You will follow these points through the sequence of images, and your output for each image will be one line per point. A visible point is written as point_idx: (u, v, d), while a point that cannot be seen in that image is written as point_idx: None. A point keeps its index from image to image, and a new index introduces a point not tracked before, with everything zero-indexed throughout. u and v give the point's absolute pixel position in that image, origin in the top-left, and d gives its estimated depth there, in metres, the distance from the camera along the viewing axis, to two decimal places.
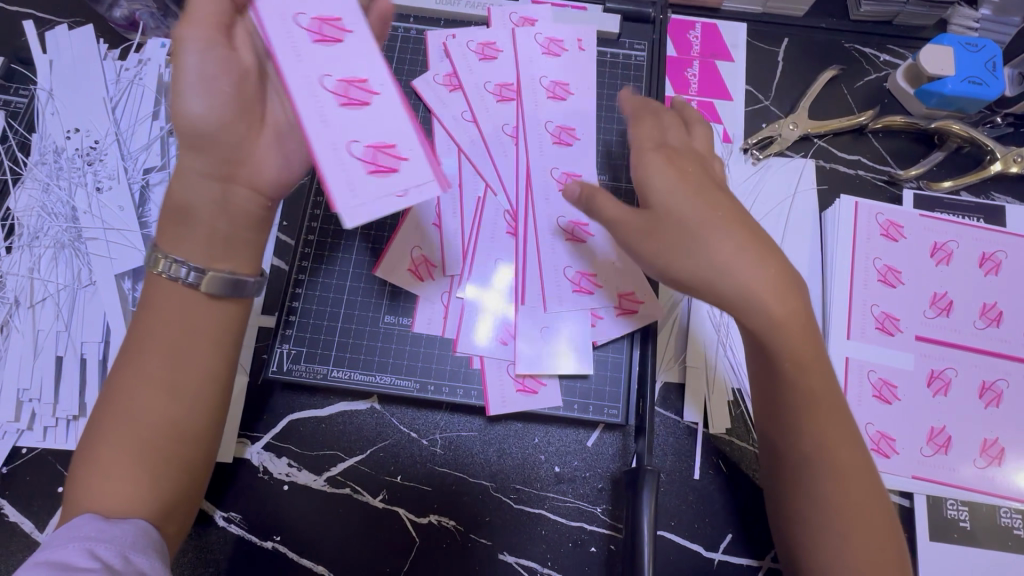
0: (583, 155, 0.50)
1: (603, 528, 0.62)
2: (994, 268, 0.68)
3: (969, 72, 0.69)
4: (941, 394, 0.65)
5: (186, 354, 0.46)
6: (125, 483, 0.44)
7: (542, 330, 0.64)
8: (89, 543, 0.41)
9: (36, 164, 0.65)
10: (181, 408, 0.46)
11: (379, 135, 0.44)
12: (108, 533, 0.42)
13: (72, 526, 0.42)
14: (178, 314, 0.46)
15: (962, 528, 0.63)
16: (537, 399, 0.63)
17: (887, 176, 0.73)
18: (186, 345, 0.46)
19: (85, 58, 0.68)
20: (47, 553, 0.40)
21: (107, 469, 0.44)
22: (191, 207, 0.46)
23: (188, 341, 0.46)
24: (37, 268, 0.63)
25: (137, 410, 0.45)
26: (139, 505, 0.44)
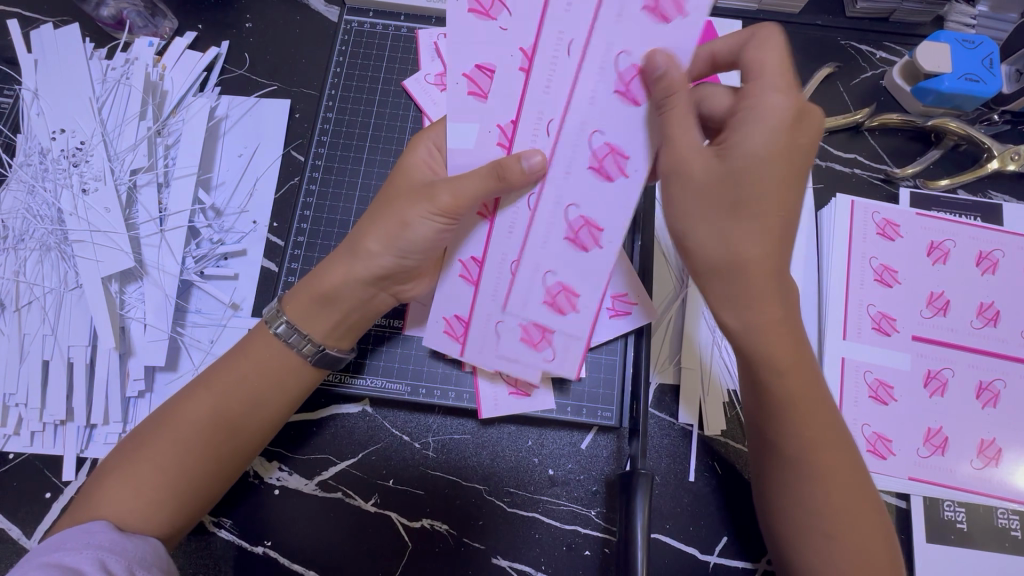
0: (632, 66, 0.46)
1: (597, 532, 0.61)
2: (991, 267, 0.68)
3: (966, 69, 0.69)
4: (938, 394, 0.65)
5: (252, 401, 0.53)
6: (140, 498, 0.48)
7: (545, 274, 0.54)
8: (101, 553, 0.44)
9: (22, 165, 0.64)
10: (226, 443, 0.52)
11: (597, 206, 0.50)
12: (119, 544, 0.45)
13: (87, 530, 0.45)
14: (256, 369, 0.54)
15: (959, 529, 0.62)
16: (530, 402, 0.63)
17: (884, 174, 0.73)
18: (253, 398, 0.53)
19: (70, 57, 0.67)
20: (58, 556, 0.43)
21: (132, 483, 0.48)
22: (338, 295, 0.55)
23: (255, 396, 0.53)
24: (22, 271, 0.62)
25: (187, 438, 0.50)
26: (146, 523, 0.48)
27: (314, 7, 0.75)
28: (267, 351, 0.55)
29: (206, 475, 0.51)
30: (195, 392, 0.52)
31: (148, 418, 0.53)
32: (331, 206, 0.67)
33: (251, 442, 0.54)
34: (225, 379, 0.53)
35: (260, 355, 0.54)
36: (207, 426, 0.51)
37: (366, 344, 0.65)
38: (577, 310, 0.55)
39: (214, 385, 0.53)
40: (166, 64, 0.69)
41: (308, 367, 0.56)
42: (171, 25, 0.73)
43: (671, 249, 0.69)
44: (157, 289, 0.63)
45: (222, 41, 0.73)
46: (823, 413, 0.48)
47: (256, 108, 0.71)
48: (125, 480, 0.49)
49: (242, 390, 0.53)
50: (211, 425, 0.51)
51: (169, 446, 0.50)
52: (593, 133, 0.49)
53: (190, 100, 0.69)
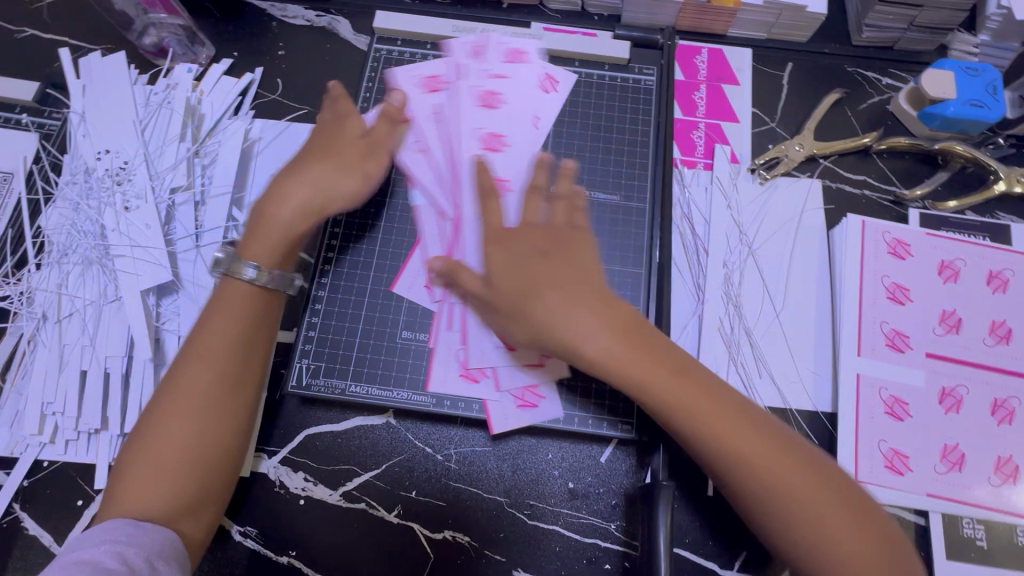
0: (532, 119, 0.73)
1: (618, 545, 0.62)
2: (1002, 286, 0.69)
3: (969, 95, 0.72)
4: (953, 411, 0.65)
5: (245, 352, 0.55)
6: (161, 483, 0.50)
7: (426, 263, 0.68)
8: (119, 547, 0.45)
9: (68, 184, 0.67)
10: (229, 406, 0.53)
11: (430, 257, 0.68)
12: (137, 538, 0.46)
13: (105, 529, 0.47)
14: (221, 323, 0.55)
15: (979, 546, 0.63)
16: (537, 412, 0.64)
17: (892, 196, 0.75)
18: (231, 350, 0.54)
19: (117, 83, 0.71)
20: (79, 555, 0.45)
21: (150, 472, 0.50)
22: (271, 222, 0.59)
23: (232, 347, 0.54)
24: (65, 284, 0.65)
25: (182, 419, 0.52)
26: (158, 507, 0.49)
27: (345, 36, 0.79)
28: (243, 300, 0.56)
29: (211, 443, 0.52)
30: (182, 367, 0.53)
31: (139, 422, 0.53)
32: (359, 222, 0.70)
33: (254, 397, 0.55)
34: (209, 349, 0.54)
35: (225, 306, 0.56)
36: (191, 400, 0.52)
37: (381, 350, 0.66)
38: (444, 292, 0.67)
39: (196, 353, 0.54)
40: (204, 89, 0.73)
41: (264, 298, 0.57)
42: (209, 52, 0.77)
43: (685, 262, 0.73)
44: (192, 302, 0.65)
45: (257, 68, 0.77)
46: (749, 418, 0.50)
47: (287, 129, 0.74)
48: (143, 472, 0.50)
49: (229, 347, 0.54)
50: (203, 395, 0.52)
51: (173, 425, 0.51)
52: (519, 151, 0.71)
53: (226, 122, 0.72)
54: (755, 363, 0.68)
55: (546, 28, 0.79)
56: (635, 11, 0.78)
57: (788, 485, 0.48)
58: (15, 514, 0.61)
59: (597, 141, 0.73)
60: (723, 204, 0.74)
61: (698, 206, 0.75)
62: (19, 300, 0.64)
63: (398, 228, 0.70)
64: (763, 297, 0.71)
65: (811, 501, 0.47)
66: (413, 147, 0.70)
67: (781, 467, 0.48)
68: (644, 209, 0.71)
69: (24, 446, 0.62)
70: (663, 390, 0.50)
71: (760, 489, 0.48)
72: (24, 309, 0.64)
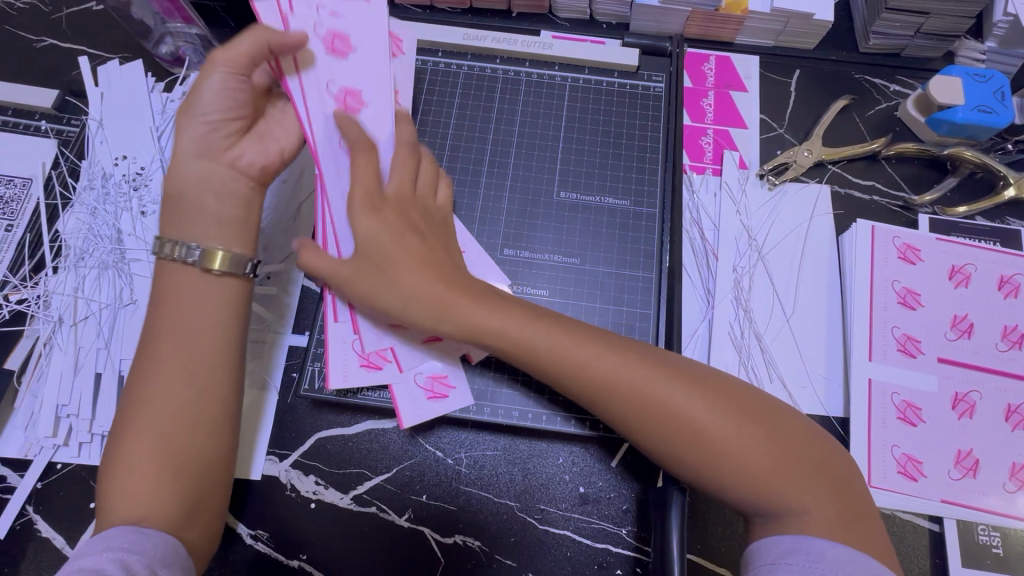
0: (341, 88, 0.59)
1: (629, 551, 0.62)
2: (1013, 291, 0.69)
3: (978, 101, 0.72)
4: (966, 416, 0.65)
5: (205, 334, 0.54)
6: (146, 480, 0.50)
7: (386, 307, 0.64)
8: (121, 554, 0.45)
9: (85, 189, 0.68)
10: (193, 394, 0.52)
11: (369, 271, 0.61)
12: (139, 545, 0.46)
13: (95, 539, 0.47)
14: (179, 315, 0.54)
15: (994, 554, 0.62)
16: (446, 402, 0.64)
17: (902, 201, 0.75)
18: (190, 337, 0.54)
19: (135, 91, 0.73)
20: (82, 562, 0.45)
21: (132, 473, 0.50)
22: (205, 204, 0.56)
23: (191, 334, 0.54)
24: (81, 288, 0.66)
25: (148, 409, 0.51)
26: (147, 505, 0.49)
27: None
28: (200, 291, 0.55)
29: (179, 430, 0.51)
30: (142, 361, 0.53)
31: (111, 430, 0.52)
32: None
33: (222, 384, 0.54)
34: (166, 340, 0.54)
35: (175, 296, 0.55)
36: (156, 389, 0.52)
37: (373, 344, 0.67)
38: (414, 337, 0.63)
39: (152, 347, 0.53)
40: None
41: (222, 281, 0.56)
42: None
43: (694, 268, 0.73)
44: None
45: None
46: (677, 382, 0.51)
47: None
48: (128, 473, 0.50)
49: (189, 334, 0.54)
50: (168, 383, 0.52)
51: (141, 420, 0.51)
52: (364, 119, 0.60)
53: None
54: (766, 368, 0.68)
55: (555, 36, 0.80)
56: (644, 19, 0.79)
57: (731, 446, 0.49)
58: (29, 517, 0.61)
59: (607, 147, 0.74)
60: (732, 209, 0.75)
61: (707, 211, 0.75)
62: (35, 303, 0.65)
63: None
64: (773, 301, 0.71)
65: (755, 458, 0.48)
66: (327, 102, 0.58)
67: (726, 427, 0.49)
68: (653, 214, 0.71)
69: (37, 448, 0.62)
70: (601, 361, 0.52)
71: (713, 456, 0.49)
72: (41, 313, 0.65)
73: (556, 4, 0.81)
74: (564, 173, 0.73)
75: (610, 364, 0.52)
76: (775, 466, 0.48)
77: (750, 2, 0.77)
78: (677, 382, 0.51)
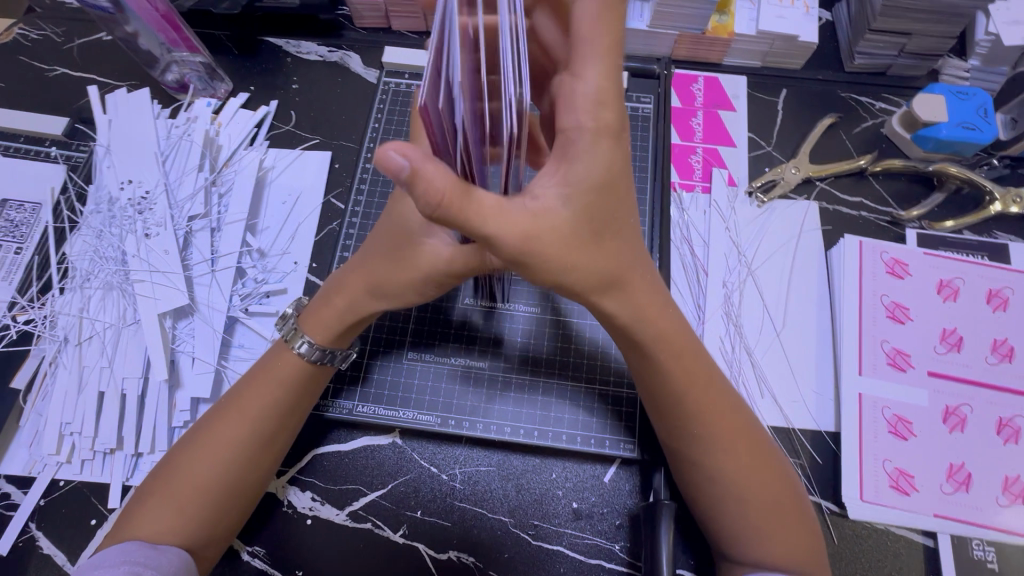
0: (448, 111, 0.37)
1: (622, 566, 0.62)
2: (1002, 304, 0.70)
3: (961, 119, 0.74)
4: (958, 430, 0.65)
5: (286, 415, 0.58)
6: (181, 516, 0.53)
7: None
8: (138, 568, 0.49)
9: (92, 213, 0.71)
10: (257, 466, 0.57)
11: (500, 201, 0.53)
12: (154, 561, 0.50)
13: (120, 552, 0.50)
14: (272, 384, 0.57)
15: (990, 569, 0.62)
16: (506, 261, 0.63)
17: (889, 216, 0.76)
18: (279, 406, 0.57)
19: (141, 117, 0.75)
20: (100, 574, 0.48)
21: (172, 505, 0.53)
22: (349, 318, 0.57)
23: (281, 403, 0.57)
24: (86, 308, 0.68)
25: (218, 463, 0.54)
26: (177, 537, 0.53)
27: (355, 70, 0.83)
28: (296, 372, 0.58)
29: (244, 487, 0.56)
30: (225, 414, 0.56)
31: (171, 455, 0.56)
32: None
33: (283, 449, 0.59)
34: (254, 402, 0.57)
35: (280, 369, 0.58)
36: (235, 448, 0.55)
37: (377, 357, 0.68)
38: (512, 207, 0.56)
39: (243, 408, 0.56)
40: (222, 122, 0.77)
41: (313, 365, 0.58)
42: (227, 87, 0.82)
43: (686, 285, 0.74)
44: (206, 325, 0.67)
45: (272, 101, 0.81)
46: (760, 448, 0.55)
47: (300, 158, 0.78)
48: (166, 503, 0.53)
49: (274, 410, 0.57)
50: (246, 445, 0.56)
51: (203, 471, 0.54)
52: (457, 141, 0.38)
53: (243, 153, 0.76)
54: (757, 383, 0.69)
55: None
56: (633, 42, 0.82)
57: (775, 518, 0.54)
58: (31, 533, 0.62)
59: None
60: (721, 226, 0.76)
61: (697, 228, 0.77)
62: (42, 323, 0.67)
63: None
64: (763, 316, 0.72)
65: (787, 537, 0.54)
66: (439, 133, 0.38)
67: (779, 502, 0.54)
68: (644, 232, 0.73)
69: (41, 466, 0.64)
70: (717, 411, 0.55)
71: (746, 519, 0.54)
72: (47, 332, 0.67)
73: None
74: None
75: (723, 413, 0.55)
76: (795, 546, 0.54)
77: (735, 25, 0.79)
78: (763, 446, 0.56)
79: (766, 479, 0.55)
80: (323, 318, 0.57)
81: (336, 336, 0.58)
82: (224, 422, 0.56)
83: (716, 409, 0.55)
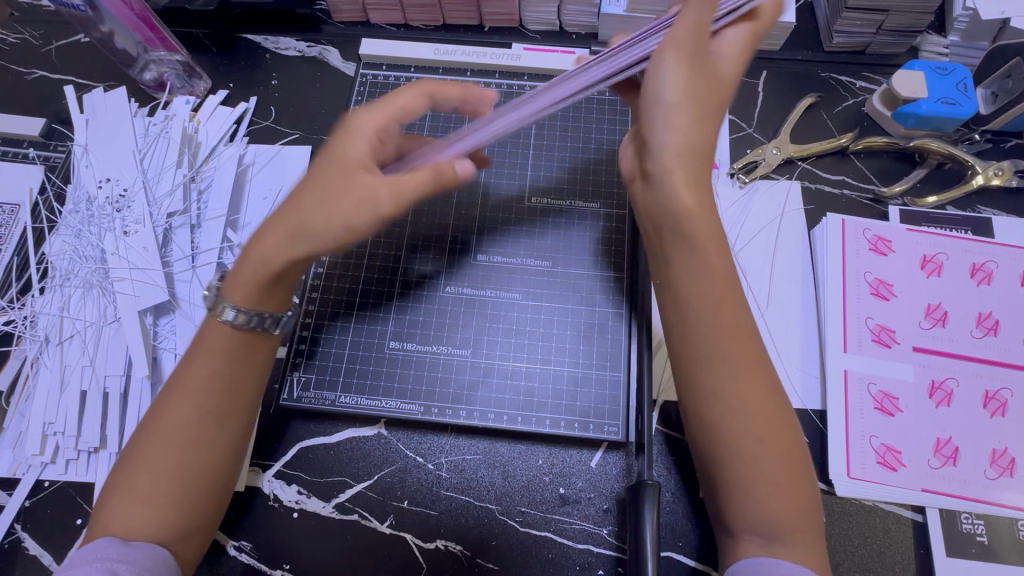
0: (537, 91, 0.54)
1: (610, 550, 0.62)
2: (986, 278, 0.69)
3: (939, 94, 0.73)
4: (944, 404, 0.65)
5: (227, 385, 0.56)
6: (142, 511, 0.51)
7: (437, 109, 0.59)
8: (112, 565, 0.47)
9: (71, 213, 0.70)
10: (213, 440, 0.55)
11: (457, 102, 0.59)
12: (129, 556, 0.49)
13: (87, 553, 0.49)
14: (209, 359, 0.56)
15: (980, 542, 0.61)
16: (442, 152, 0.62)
17: (872, 194, 0.76)
18: (223, 381, 0.56)
19: (118, 116, 0.75)
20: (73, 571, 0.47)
21: (131, 499, 0.52)
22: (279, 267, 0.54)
23: (223, 379, 0.56)
24: (67, 307, 0.67)
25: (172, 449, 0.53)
26: (141, 532, 0.51)
27: (334, 64, 0.83)
28: (226, 339, 0.56)
29: (201, 471, 0.54)
30: (169, 400, 0.55)
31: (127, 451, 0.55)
32: (348, 238, 0.72)
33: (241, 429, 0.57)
34: (196, 383, 0.55)
35: (219, 341, 0.56)
36: (185, 430, 0.54)
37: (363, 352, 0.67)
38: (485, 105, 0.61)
39: (187, 389, 0.55)
40: (201, 119, 0.77)
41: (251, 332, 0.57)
42: (206, 85, 0.82)
43: None
44: (188, 321, 0.67)
45: (251, 97, 0.81)
46: (776, 414, 0.50)
47: (280, 153, 0.77)
48: (126, 498, 0.52)
49: (217, 386, 0.56)
50: (194, 427, 0.54)
51: (158, 460, 0.53)
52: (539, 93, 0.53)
53: (222, 149, 0.76)
54: None
55: (526, 49, 0.83)
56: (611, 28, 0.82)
57: (780, 493, 0.49)
58: (17, 535, 0.62)
59: (577, 154, 0.75)
60: None
61: None
62: (22, 324, 0.67)
63: (384, 242, 0.71)
64: (747, 297, 0.72)
65: (794, 512, 0.49)
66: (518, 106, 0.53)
67: (785, 474, 0.49)
68: (625, 215, 0.72)
69: (26, 467, 0.64)
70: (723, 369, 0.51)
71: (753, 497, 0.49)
72: (27, 333, 0.66)
73: (525, 17, 0.83)
74: (536, 179, 0.74)
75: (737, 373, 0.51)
76: (799, 522, 0.49)
77: None
78: (777, 411, 0.51)
79: (775, 449, 0.50)
80: (242, 278, 0.55)
81: (261, 296, 0.55)
82: (168, 410, 0.55)
83: (734, 365, 0.51)
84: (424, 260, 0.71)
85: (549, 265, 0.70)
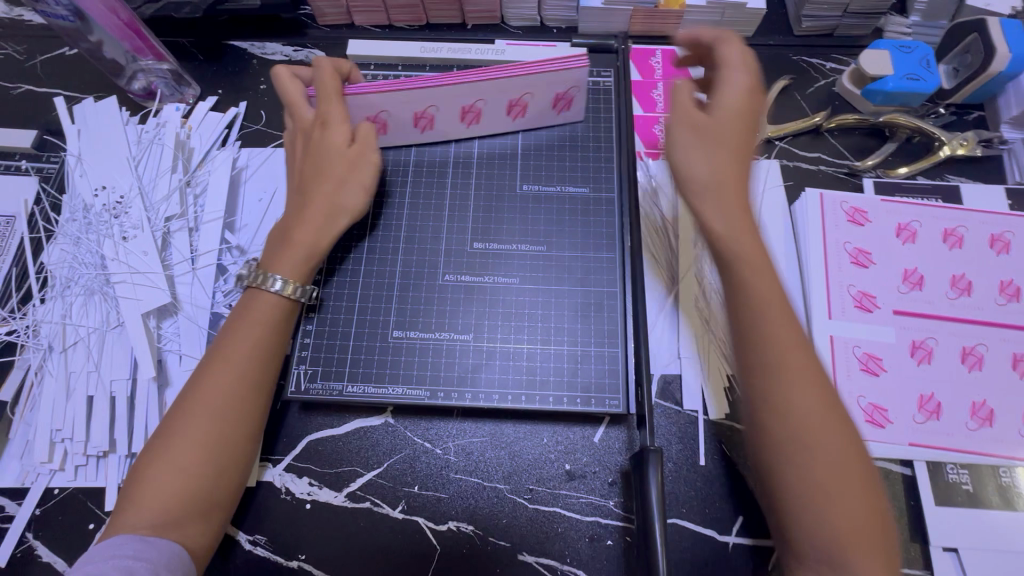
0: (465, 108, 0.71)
1: (617, 521, 0.64)
2: (957, 242, 0.73)
3: (905, 70, 0.77)
4: (925, 362, 0.68)
5: (266, 355, 0.59)
6: (179, 482, 0.53)
7: (382, 112, 0.69)
8: (129, 564, 0.48)
9: (68, 222, 0.71)
10: (249, 413, 0.57)
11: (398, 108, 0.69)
12: (145, 552, 0.49)
13: (111, 545, 0.50)
14: (251, 330, 0.59)
15: (966, 491, 0.65)
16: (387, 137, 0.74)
17: (847, 168, 0.79)
18: (261, 353, 0.59)
19: (110, 125, 0.76)
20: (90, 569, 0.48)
21: (169, 471, 0.53)
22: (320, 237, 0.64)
23: (263, 351, 0.59)
24: (69, 314, 0.68)
25: (212, 421, 0.55)
26: (176, 504, 0.53)
27: None
28: (270, 310, 0.61)
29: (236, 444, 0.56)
30: (210, 369, 0.57)
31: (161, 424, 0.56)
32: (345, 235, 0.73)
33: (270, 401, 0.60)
34: (238, 353, 0.58)
35: (259, 313, 0.60)
36: (227, 399, 0.56)
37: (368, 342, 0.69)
38: (427, 125, 0.73)
39: (228, 359, 0.58)
40: (193, 125, 0.78)
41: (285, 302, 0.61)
42: (195, 92, 0.82)
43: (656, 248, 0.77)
44: (191, 323, 0.68)
45: (241, 102, 0.82)
46: (829, 409, 0.50)
47: (273, 155, 0.78)
48: (164, 469, 0.53)
49: (255, 356, 0.59)
50: (234, 397, 0.57)
51: (197, 429, 0.55)
52: (475, 102, 0.70)
53: (215, 153, 0.76)
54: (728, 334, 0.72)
55: (509, 44, 0.85)
56: (590, 21, 0.84)
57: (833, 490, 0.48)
58: (29, 543, 0.62)
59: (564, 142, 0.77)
60: None
61: (664, 193, 0.79)
62: (25, 333, 0.67)
63: (382, 236, 0.73)
64: None
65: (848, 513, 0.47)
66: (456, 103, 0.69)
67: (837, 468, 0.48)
68: (613, 199, 0.75)
69: (35, 475, 0.64)
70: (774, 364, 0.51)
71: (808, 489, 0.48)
72: (30, 342, 0.67)
73: (507, 14, 0.86)
74: (525, 168, 0.76)
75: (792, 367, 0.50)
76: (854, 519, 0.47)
77: None
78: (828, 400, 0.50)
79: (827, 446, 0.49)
80: (290, 254, 0.62)
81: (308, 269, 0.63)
82: (210, 380, 0.57)
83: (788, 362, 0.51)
84: (422, 251, 0.72)
85: (544, 250, 0.72)
